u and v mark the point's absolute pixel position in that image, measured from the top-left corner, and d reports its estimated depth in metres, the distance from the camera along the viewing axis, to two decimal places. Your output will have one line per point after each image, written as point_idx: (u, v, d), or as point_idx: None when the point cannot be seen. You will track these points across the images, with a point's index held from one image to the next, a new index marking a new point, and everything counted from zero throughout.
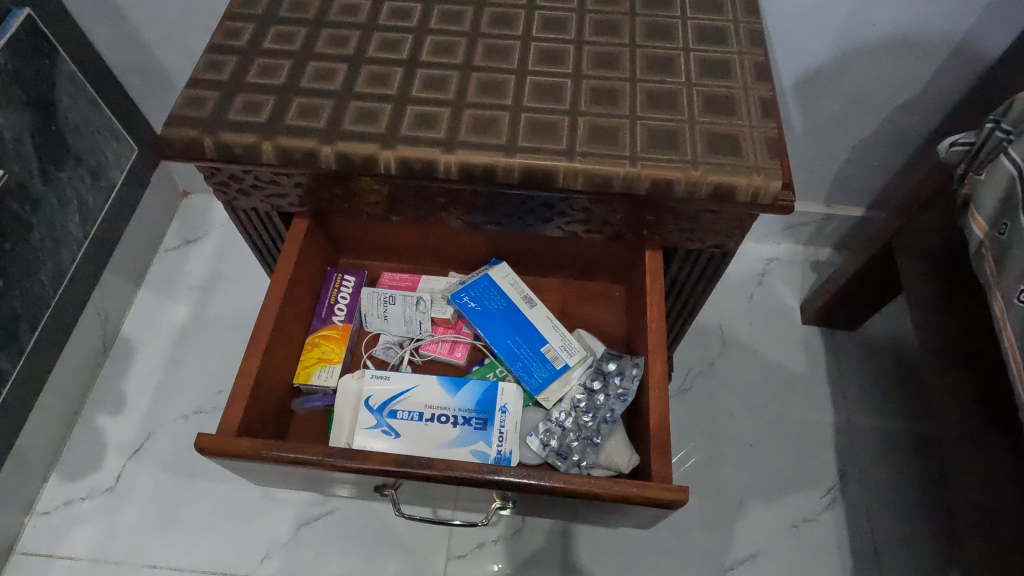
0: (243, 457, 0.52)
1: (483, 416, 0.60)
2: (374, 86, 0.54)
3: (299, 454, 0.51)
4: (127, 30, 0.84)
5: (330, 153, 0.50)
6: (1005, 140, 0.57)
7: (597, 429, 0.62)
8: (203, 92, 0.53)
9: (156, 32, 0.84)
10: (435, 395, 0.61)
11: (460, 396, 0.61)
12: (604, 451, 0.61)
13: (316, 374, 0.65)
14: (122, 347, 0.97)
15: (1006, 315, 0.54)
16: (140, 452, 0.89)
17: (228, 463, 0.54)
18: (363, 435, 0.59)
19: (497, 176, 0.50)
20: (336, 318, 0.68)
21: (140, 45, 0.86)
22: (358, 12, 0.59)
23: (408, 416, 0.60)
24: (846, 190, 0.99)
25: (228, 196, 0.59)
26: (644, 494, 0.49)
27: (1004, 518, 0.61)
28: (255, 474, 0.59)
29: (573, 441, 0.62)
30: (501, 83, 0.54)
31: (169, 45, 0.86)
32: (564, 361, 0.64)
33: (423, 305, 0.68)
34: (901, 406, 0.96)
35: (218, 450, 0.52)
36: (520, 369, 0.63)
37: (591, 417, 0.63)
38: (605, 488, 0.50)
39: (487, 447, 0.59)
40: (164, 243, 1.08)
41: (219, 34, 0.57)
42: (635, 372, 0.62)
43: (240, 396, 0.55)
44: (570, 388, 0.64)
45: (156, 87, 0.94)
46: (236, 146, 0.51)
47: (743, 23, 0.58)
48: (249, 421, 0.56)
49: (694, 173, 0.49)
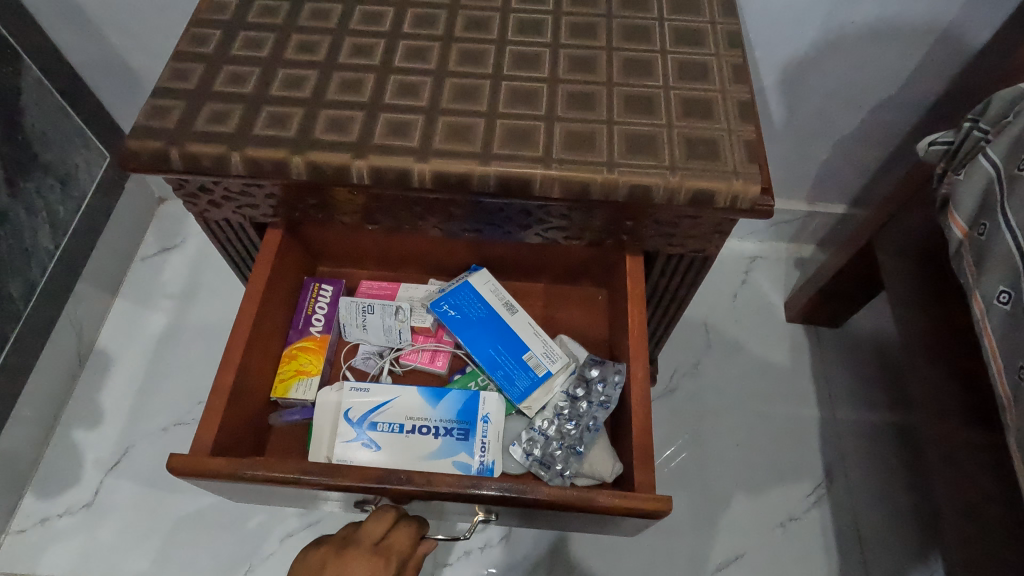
0: (217, 477, 0.50)
1: (464, 426, 0.59)
2: (347, 93, 0.52)
3: (274, 473, 0.50)
4: (95, 36, 0.82)
5: (301, 164, 0.49)
6: (982, 140, 0.58)
7: (581, 437, 0.61)
8: (169, 102, 0.51)
9: (126, 38, 0.83)
10: (415, 406, 0.60)
11: (441, 407, 0.60)
12: (588, 460, 0.60)
13: (293, 388, 0.63)
14: (97, 358, 0.95)
15: (986, 316, 0.54)
16: (118, 466, 0.87)
17: (202, 483, 0.53)
18: (343, 447, 0.58)
19: (472, 185, 0.49)
20: (313, 329, 0.66)
21: (109, 51, 0.84)
22: (329, 16, 0.58)
23: (388, 428, 0.59)
24: (828, 187, 0.99)
25: (198, 208, 0.57)
26: (626, 504, 0.49)
27: (988, 519, 0.61)
28: (234, 492, 0.58)
29: (557, 450, 0.61)
30: (476, 89, 0.53)
31: (141, 51, 0.85)
32: (546, 368, 0.63)
33: (403, 314, 0.67)
34: (885, 401, 0.96)
35: (191, 470, 0.50)
36: (501, 377, 0.62)
37: (574, 425, 0.62)
38: (587, 500, 0.49)
39: (470, 458, 0.58)
40: (140, 251, 1.05)
41: (185, 40, 0.55)
42: (617, 378, 0.62)
43: (213, 414, 0.54)
44: (553, 396, 0.63)
45: (126, 93, 0.92)
46: (204, 158, 0.49)
47: (721, 24, 0.58)
48: (224, 438, 0.55)
49: (672, 180, 0.48)
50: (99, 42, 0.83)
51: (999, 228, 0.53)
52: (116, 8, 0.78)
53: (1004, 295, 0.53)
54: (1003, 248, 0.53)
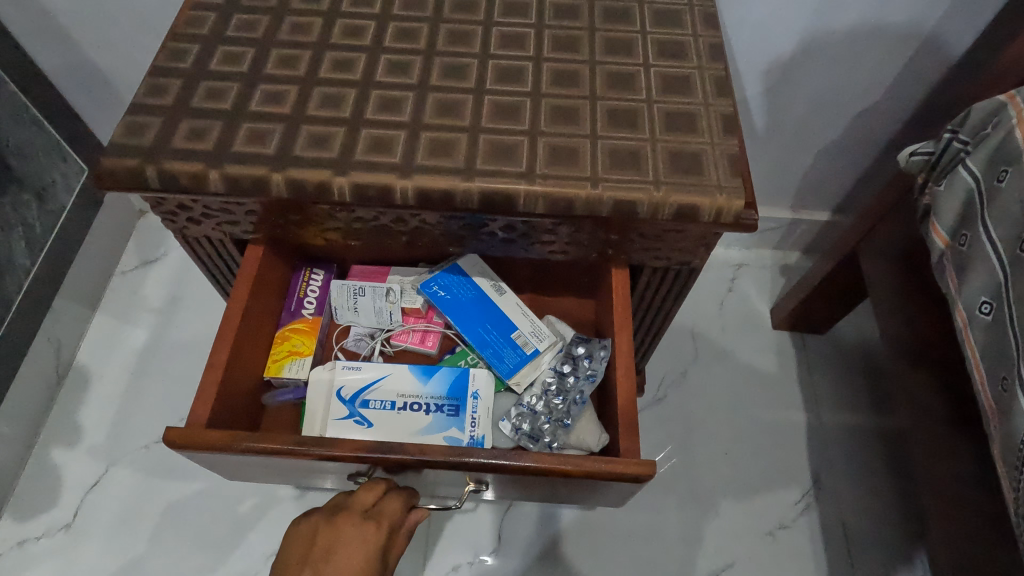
0: (213, 450, 0.49)
1: (455, 402, 0.59)
2: (328, 109, 0.52)
3: (267, 446, 0.49)
4: (71, 46, 0.81)
5: (281, 181, 0.48)
6: (963, 150, 0.57)
7: (568, 410, 0.61)
8: (145, 118, 0.51)
9: (103, 47, 0.82)
10: (406, 383, 0.60)
11: (432, 384, 0.59)
12: (574, 431, 0.60)
13: (287, 367, 0.62)
14: (77, 374, 0.93)
15: (968, 327, 0.55)
16: (99, 486, 0.86)
17: (198, 457, 0.52)
18: (335, 427, 0.58)
19: (456, 201, 0.49)
20: (305, 311, 0.65)
21: (85, 61, 0.83)
22: (309, 30, 0.57)
23: (380, 405, 0.59)
24: (812, 195, 1.00)
25: (177, 225, 0.56)
26: (613, 469, 0.49)
27: (971, 525, 0.61)
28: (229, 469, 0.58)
29: (545, 424, 0.61)
30: (459, 103, 0.52)
31: (118, 59, 0.84)
32: (534, 346, 0.63)
33: (394, 296, 0.66)
34: (871, 405, 0.97)
35: (187, 442, 0.50)
36: (490, 355, 0.62)
37: (561, 398, 0.62)
38: (575, 466, 0.49)
39: (460, 433, 0.57)
40: (120, 264, 1.04)
41: (162, 55, 0.54)
42: (603, 353, 0.62)
43: (207, 388, 0.53)
44: (541, 372, 0.63)
45: (104, 103, 0.90)
46: (182, 176, 0.48)
47: (703, 37, 0.58)
48: (219, 416, 0.54)
49: (656, 195, 0.48)
50: (75, 52, 0.82)
51: (981, 240, 0.54)
52: (91, 15, 0.77)
53: (986, 306, 0.53)
54: (985, 260, 0.53)
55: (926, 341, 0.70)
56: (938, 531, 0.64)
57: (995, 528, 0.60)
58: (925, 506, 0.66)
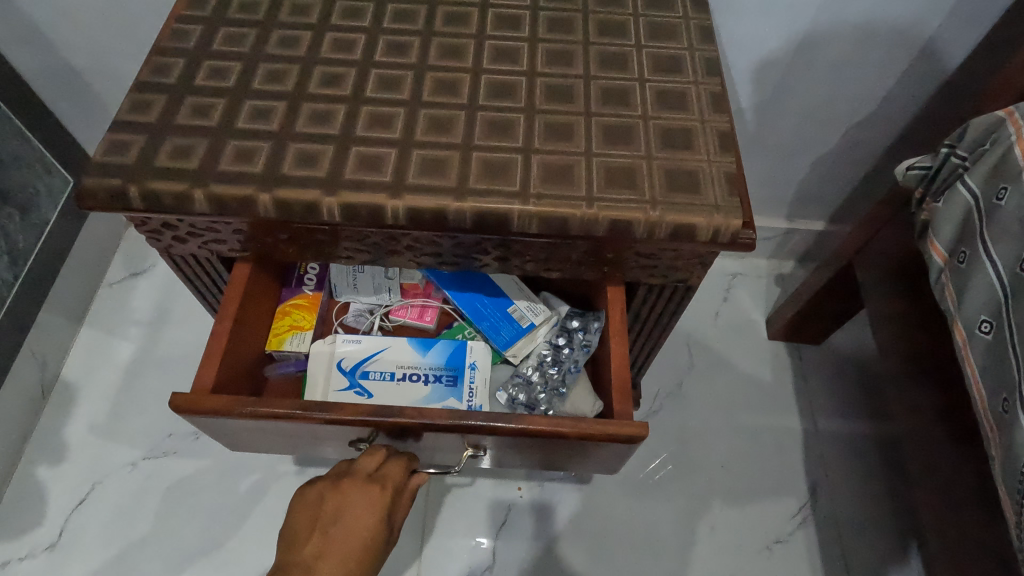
0: (219, 414, 0.50)
1: (452, 373, 0.62)
2: (316, 126, 0.51)
3: (273, 409, 0.50)
4: (46, 49, 0.80)
5: (268, 201, 0.47)
6: (961, 166, 0.57)
7: (563, 379, 0.64)
8: (129, 136, 0.49)
9: (80, 50, 0.81)
10: (405, 354, 0.63)
11: (431, 356, 0.62)
12: (570, 399, 0.63)
13: (288, 341, 0.63)
14: (63, 390, 0.92)
15: (968, 345, 0.54)
16: (85, 504, 0.84)
17: (205, 423, 0.52)
18: (338, 396, 0.61)
19: (448, 220, 0.48)
20: (306, 287, 0.66)
21: (62, 64, 0.82)
22: (298, 43, 0.56)
23: (380, 376, 0.62)
24: (807, 204, 0.99)
25: (162, 243, 0.55)
26: (609, 431, 0.50)
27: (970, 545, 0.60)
28: (232, 437, 0.57)
29: (540, 393, 0.65)
30: (451, 119, 0.51)
31: (96, 64, 0.83)
32: (530, 319, 0.65)
33: (392, 273, 0.67)
34: (867, 416, 0.97)
35: (193, 406, 0.50)
36: (486, 328, 0.64)
37: (557, 368, 0.65)
38: (570, 427, 0.50)
39: (458, 402, 0.61)
40: (107, 276, 1.02)
41: (146, 70, 0.53)
42: (597, 325, 0.64)
43: (213, 353, 0.53)
44: (536, 345, 0.66)
45: (85, 108, 0.89)
46: (166, 195, 0.47)
47: (699, 51, 0.57)
48: (223, 381, 0.54)
49: (652, 214, 0.47)
50: (50, 56, 0.81)
51: (980, 257, 0.53)
52: (63, 15, 0.76)
53: (986, 325, 0.53)
54: (984, 279, 0.53)
55: (923, 354, 0.69)
56: (940, 547, 0.64)
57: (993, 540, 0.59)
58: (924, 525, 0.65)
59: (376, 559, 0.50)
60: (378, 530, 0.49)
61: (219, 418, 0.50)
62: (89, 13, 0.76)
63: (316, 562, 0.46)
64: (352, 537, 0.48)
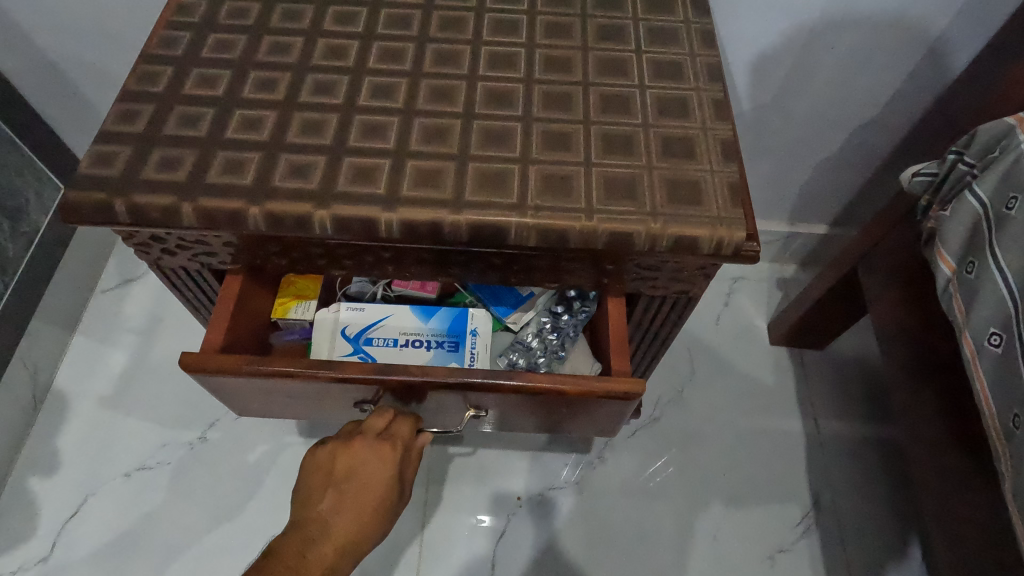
0: (224, 372, 0.49)
1: (455, 338, 0.60)
2: (308, 136, 0.49)
3: (276, 366, 0.50)
4: (30, 51, 0.77)
5: (258, 215, 0.46)
6: (969, 174, 0.56)
7: (562, 343, 0.65)
8: (115, 148, 0.48)
9: (65, 52, 0.78)
10: (408, 321, 0.60)
11: (433, 322, 0.60)
12: (569, 362, 0.65)
13: (293, 309, 0.63)
14: (56, 399, 0.90)
15: (976, 358, 0.53)
16: (78, 516, 0.83)
17: (212, 383, 0.52)
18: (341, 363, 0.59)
19: (444, 233, 0.46)
20: None
21: (47, 65, 0.80)
22: (290, 50, 0.54)
23: (383, 342, 0.60)
24: (809, 208, 0.98)
25: (151, 256, 0.53)
26: (604, 387, 0.50)
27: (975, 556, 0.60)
28: (240, 403, 0.58)
29: (540, 358, 0.64)
30: (447, 129, 0.50)
31: (82, 66, 0.81)
32: (530, 288, 0.64)
33: None
34: (870, 421, 0.95)
35: (200, 365, 0.49)
36: (487, 294, 0.64)
37: (555, 332, 0.65)
38: (570, 383, 0.50)
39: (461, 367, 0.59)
40: (100, 283, 1.00)
41: (133, 78, 0.52)
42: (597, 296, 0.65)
43: (219, 317, 0.53)
44: (536, 313, 0.65)
45: (69, 109, 0.87)
46: (152, 209, 0.46)
47: (701, 56, 0.56)
48: (231, 342, 0.54)
49: (654, 226, 0.46)
50: (34, 57, 0.78)
51: (990, 267, 0.52)
52: (46, 16, 0.73)
53: (995, 338, 0.51)
54: (994, 289, 0.51)
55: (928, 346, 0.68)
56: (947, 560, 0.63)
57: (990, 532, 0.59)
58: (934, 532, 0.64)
59: (390, 513, 0.52)
60: (390, 485, 0.51)
61: (225, 377, 0.50)
62: (73, 14, 0.73)
63: (332, 516, 0.49)
64: (365, 492, 0.50)
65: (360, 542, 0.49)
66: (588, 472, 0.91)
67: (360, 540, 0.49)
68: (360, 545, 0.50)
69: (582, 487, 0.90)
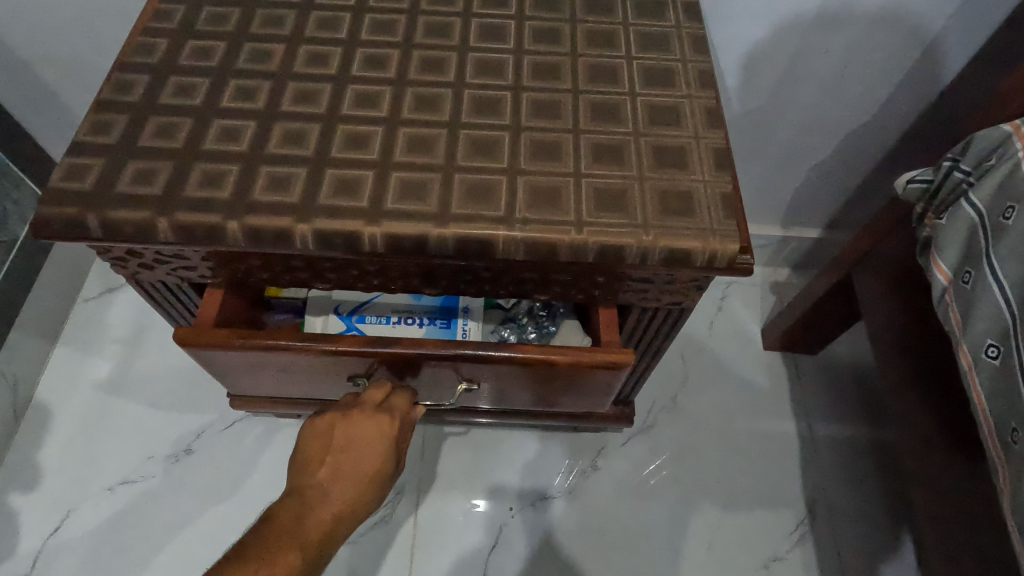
0: (216, 347, 0.49)
1: (447, 316, 0.60)
2: (289, 147, 0.48)
3: (269, 340, 0.50)
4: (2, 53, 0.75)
5: (237, 229, 0.44)
6: (965, 183, 0.55)
7: (552, 319, 0.63)
8: (87, 160, 0.46)
9: (37, 49, 0.75)
10: (400, 299, 0.60)
11: (426, 300, 0.60)
12: (560, 337, 0.63)
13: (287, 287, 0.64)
14: (37, 412, 0.88)
15: (974, 370, 0.52)
16: (60, 532, 0.81)
17: (203, 357, 0.52)
18: None
19: (430, 247, 0.45)
20: None
21: (16, 67, 0.77)
22: (270, 57, 0.53)
23: (376, 320, 0.59)
24: (803, 211, 0.97)
25: (128, 270, 0.52)
26: (594, 358, 0.50)
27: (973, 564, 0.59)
28: (233, 376, 0.58)
29: (531, 333, 0.63)
30: (432, 138, 0.49)
31: (55, 65, 0.77)
32: None
33: None
34: (864, 425, 0.95)
35: (191, 339, 0.49)
36: None
37: (546, 310, 0.63)
38: (559, 355, 0.50)
39: None
40: (83, 291, 0.98)
41: (107, 87, 0.50)
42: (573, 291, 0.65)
43: (214, 294, 0.54)
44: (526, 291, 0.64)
45: (43, 108, 0.84)
46: (126, 224, 0.44)
47: (692, 62, 0.55)
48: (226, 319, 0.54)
49: (645, 238, 0.44)
50: (5, 57, 0.75)
51: (987, 277, 0.51)
52: (15, 15, 0.70)
53: (993, 349, 0.50)
54: (991, 301, 0.51)
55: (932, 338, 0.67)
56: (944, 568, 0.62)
57: (984, 524, 0.59)
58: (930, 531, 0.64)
59: (384, 483, 0.52)
60: (388, 456, 0.51)
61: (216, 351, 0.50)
62: (45, 12, 0.70)
63: (330, 485, 0.48)
64: (363, 463, 0.50)
65: (354, 512, 0.49)
66: (581, 480, 0.90)
67: (356, 510, 0.49)
68: (354, 515, 0.49)
69: (575, 495, 0.89)
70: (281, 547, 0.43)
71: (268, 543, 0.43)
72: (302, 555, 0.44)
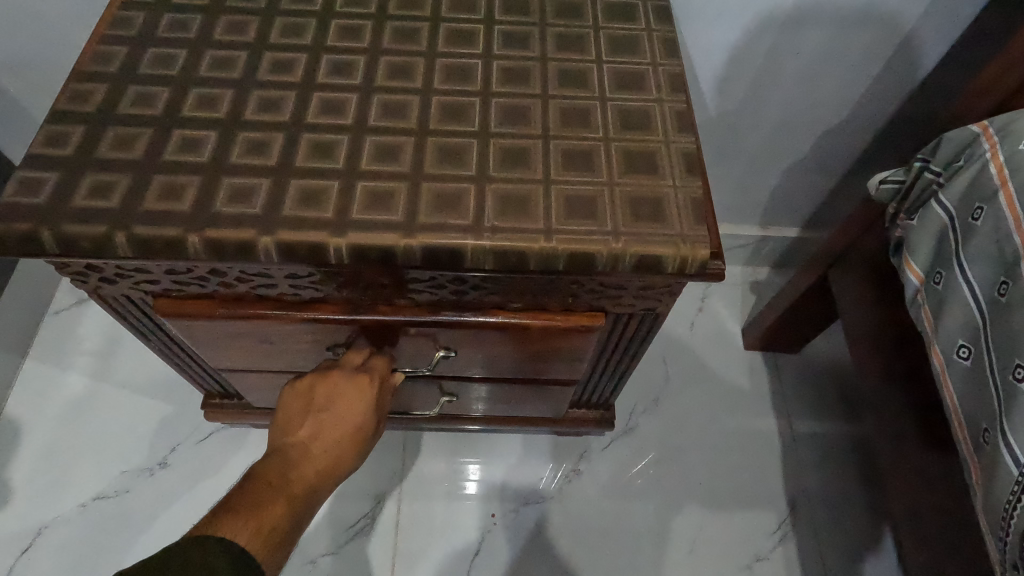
0: (197, 316, 0.50)
1: None
2: (252, 156, 0.47)
3: (248, 309, 0.51)
4: None
5: (198, 243, 0.43)
6: (935, 182, 0.55)
7: None
8: (42, 173, 0.45)
9: None
10: None
11: None
12: None
13: None
14: (6, 428, 0.86)
15: (946, 370, 0.52)
16: (30, 550, 0.79)
17: (187, 331, 0.53)
18: None
19: (397, 258, 0.44)
20: None
21: None
22: (233, 65, 0.52)
23: None
24: (781, 210, 0.98)
25: (90, 285, 0.50)
26: (567, 321, 0.51)
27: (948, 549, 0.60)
28: (214, 355, 0.58)
29: None
30: (398, 147, 0.48)
31: (15, 73, 0.77)
32: None
33: None
34: (843, 421, 0.95)
35: (173, 311, 0.50)
36: None
37: None
38: (535, 319, 0.51)
39: None
40: (53, 303, 0.96)
41: (62, 98, 0.49)
42: None
43: None
44: None
45: (7, 117, 0.84)
46: (83, 240, 0.43)
47: (663, 66, 0.54)
48: None
49: (615, 246, 0.44)
50: None
51: (958, 278, 0.51)
52: None
53: (964, 350, 0.51)
54: (961, 303, 0.51)
55: (909, 331, 0.67)
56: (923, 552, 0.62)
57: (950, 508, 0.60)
58: (906, 509, 0.65)
59: (365, 445, 0.51)
60: (367, 416, 0.51)
61: (198, 321, 0.51)
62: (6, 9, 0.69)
63: (311, 442, 0.48)
64: (344, 420, 0.49)
65: (336, 471, 0.48)
66: (565, 485, 0.89)
67: (337, 469, 0.48)
68: (336, 474, 0.49)
69: (560, 498, 0.88)
70: (267, 500, 0.43)
71: (253, 497, 0.42)
72: (288, 507, 0.43)
